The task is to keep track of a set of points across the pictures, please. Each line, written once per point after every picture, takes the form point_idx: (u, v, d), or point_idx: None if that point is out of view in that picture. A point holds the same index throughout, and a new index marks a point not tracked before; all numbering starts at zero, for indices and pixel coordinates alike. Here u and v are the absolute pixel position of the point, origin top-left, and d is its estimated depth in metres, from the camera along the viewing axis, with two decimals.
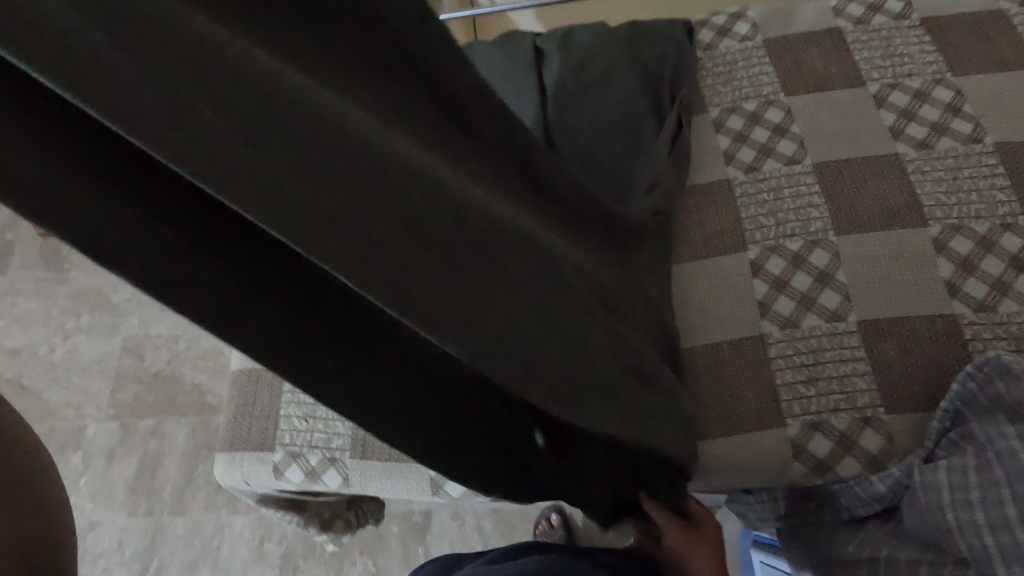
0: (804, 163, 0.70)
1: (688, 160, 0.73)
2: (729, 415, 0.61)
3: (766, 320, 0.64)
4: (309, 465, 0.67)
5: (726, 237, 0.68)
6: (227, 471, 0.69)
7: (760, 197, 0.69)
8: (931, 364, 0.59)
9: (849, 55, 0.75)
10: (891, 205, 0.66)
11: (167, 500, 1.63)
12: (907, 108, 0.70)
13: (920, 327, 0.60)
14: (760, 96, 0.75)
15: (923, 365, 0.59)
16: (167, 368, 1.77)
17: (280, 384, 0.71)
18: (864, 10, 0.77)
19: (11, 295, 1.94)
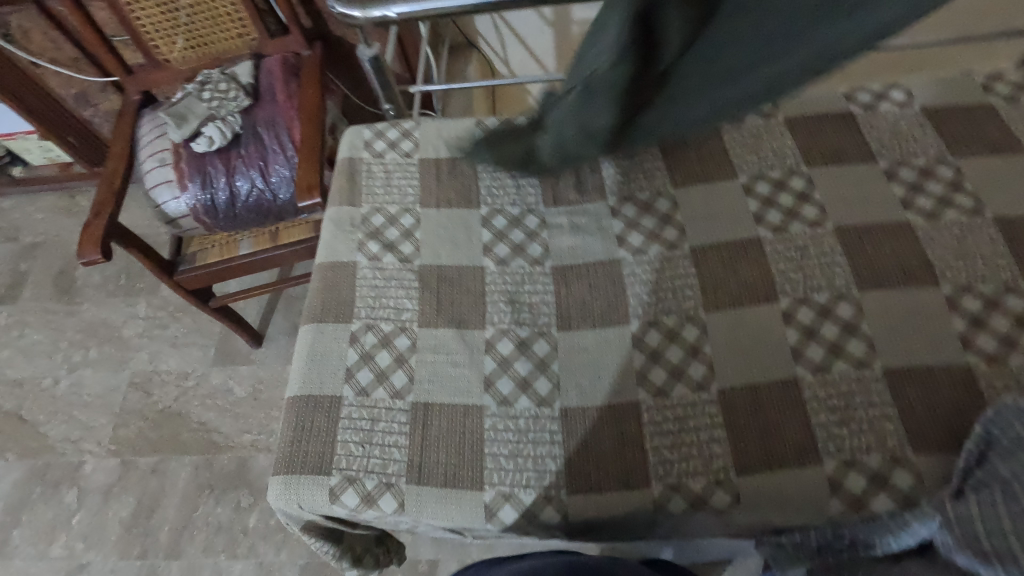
0: (827, 226, 0.78)
1: (721, 219, 0.81)
2: (769, 451, 0.65)
3: (800, 365, 0.69)
4: (366, 489, 0.69)
5: (760, 288, 0.75)
6: (281, 493, 0.71)
7: (788, 254, 0.77)
8: (950, 406, 0.65)
9: (861, 136, 0.84)
10: (906, 266, 0.73)
11: (163, 543, 1.57)
12: (914, 183, 0.79)
13: (938, 372, 0.67)
14: (785, 166, 0.83)
15: (944, 406, 0.65)
16: (174, 406, 1.75)
17: (338, 410, 0.74)
18: (872, 97, 0.88)
19: (19, 327, 1.94)
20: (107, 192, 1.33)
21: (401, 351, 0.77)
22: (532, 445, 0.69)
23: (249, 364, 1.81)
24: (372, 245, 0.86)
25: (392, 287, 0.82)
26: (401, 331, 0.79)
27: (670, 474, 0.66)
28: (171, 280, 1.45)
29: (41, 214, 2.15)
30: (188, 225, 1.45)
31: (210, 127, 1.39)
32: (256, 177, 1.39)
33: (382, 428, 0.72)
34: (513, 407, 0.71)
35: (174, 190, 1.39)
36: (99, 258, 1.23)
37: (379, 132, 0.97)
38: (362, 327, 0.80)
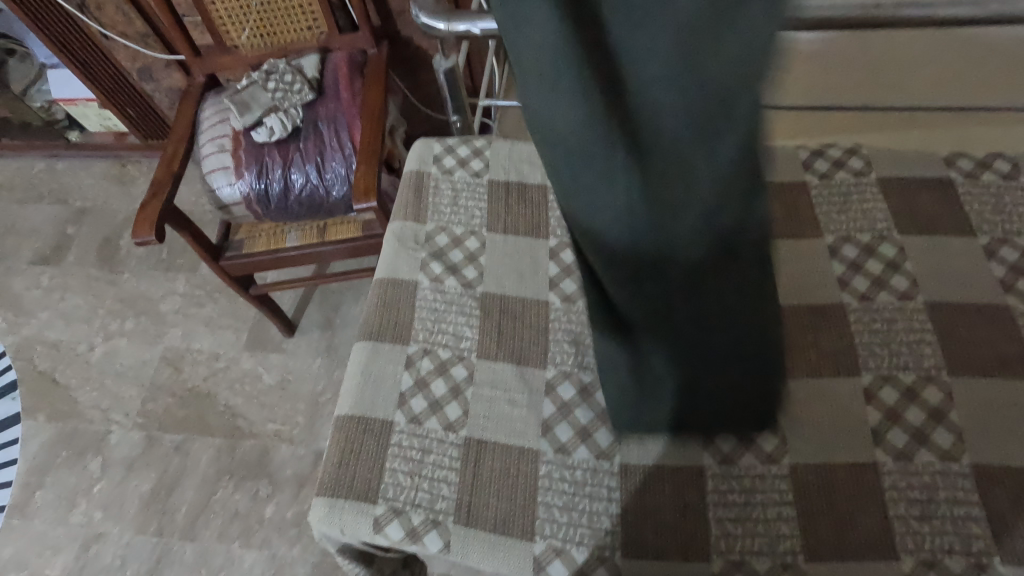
0: (917, 300, 0.74)
1: (802, 278, 0.77)
2: (841, 539, 0.61)
3: (880, 449, 0.65)
4: (411, 524, 0.67)
5: (842, 360, 0.71)
6: (324, 516, 0.69)
7: (873, 325, 0.73)
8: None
9: (960, 206, 0.80)
10: (1003, 354, 0.69)
11: (179, 523, 1.58)
12: (1016, 264, 0.75)
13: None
14: (874, 230, 0.79)
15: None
16: (202, 386, 1.76)
17: (388, 435, 0.72)
18: (974, 165, 0.83)
19: (60, 290, 1.97)
20: (165, 173, 1.33)
21: (457, 382, 0.75)
22: (587, 500, 0.66)
23: (279, 353, 1.81)
24: (434, 266, 0.85)
25: (452, 312, 0.80)
26: (459, 360, 0.77)
27: (733, 550, 0.62)
28: (216, 265, 1.46)
29: (92, 180, 2.18)
30: (239, 212, 1.45)
31: (272, 118, 1.38)
32: (311, 172, 1.38)
33: (432, 460, 0.70)
34: (570, 456, 0.69)
35: (230, 177, 1.39)
36: (152, 240, 1.23)
37: (450, 148, 0.96)
38: (418, 351, 0.78)
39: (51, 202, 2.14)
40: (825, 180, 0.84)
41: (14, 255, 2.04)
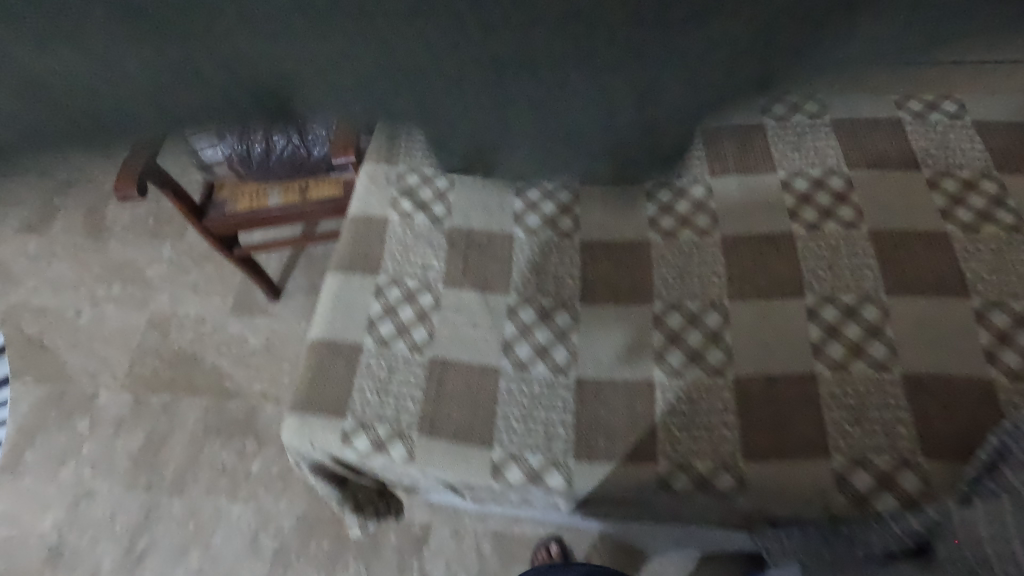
0: (862, 228, 0.77)
1: (755, 210, 0.80)
2: (778, 443, 0.66)
3: (820, 362, 0.69)
4: (378, 436, 0.71)
5: (788, 283, 0.75)
6: (295, 431, 0.73)
7: (819, 252, 0.76)
8: (961, 416, 0.65)
9: (908, 143, 0.83)
10: (939, 276, 0.73)
11: (167, 479, 1.61)
12: (957, 195, 0.78)
13: (953, 383, 0.66)
14: (825, 165, 0.83)
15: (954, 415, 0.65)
16: (189, 349, 1.79)
17: (357, 357, 0.76)
18: (923, 105, 0.86)
19: (48, 257, 1.99)
20: None
21: (423, 308, 0.78)
22: (544, 411, 0.70)
23: (265, 316, 1.83)
24: (404, 202, 0.88)
25: (421, 245, 0.84)
26: (426, 288, 0.80)
27: (678, 452, 0.66)
28: (200, 224, 1.48)
29: None
30: (222, 172, 1.46)
31: None
32: None
33: (399, 379, 0.74)
34: (529, 372, 0.72)
35: (212, 135, 1.41)
36: (134, 194, 1.25)
37: None
38: (387, 281, 0.81)
39: None
40: (781, 120, 0.88)
41: (0, 224, 2.05)
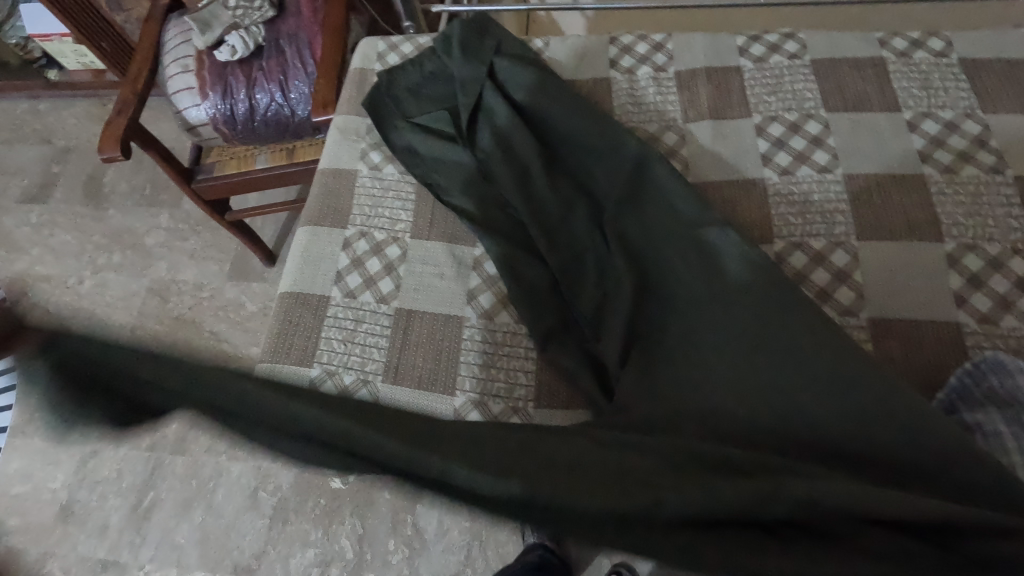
0: (836, 173, 0.75)
1: (727, 156, 0.79)
2: None
3: None
4: (343, 384, 0.71)
5: (756, 229, 0.73)
6: (264, 380, 0.73)
7: (790, 198, 0.74)
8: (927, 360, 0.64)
9: (889, 84, 0.80)
10: (912, 218, 0.71)
11: (170, 439, 1.62)
12: (936, 136, 0.76)
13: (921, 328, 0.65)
14: (802, 109, 0.80)
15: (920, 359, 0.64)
16: (188, 314, 1.81)
17: (325, 308, 0.76)
18: (907, 45, 0.83)
19: (49, 226, 2.00)
20: (130, 92, 1.34)
21: (391, 260, 0.78)
22: (507, 358, 0.71)
23: (261, 282, 1.85)
24: (374, 155, 0.87)
25: (389, 197, 0.83)
26: (394, 240, 0.80)
27: None
28: (188, 188, 1.48)
29: (75, 119, 2.19)
30: (208, 134, 1.45)
31: (233, 36, 1.38)
32: (275, 91, 1.38)
33: (365, 328, 0.74)
34: (493, 321, 0.73)
35: (196, 98, 1.40)
36: (118, 155, 1.25)
37: (394, 45, 0.97)
38: (356, 233, 0.81)
39: (36, 143, 2.16)
40: (760, 64, 0.85)
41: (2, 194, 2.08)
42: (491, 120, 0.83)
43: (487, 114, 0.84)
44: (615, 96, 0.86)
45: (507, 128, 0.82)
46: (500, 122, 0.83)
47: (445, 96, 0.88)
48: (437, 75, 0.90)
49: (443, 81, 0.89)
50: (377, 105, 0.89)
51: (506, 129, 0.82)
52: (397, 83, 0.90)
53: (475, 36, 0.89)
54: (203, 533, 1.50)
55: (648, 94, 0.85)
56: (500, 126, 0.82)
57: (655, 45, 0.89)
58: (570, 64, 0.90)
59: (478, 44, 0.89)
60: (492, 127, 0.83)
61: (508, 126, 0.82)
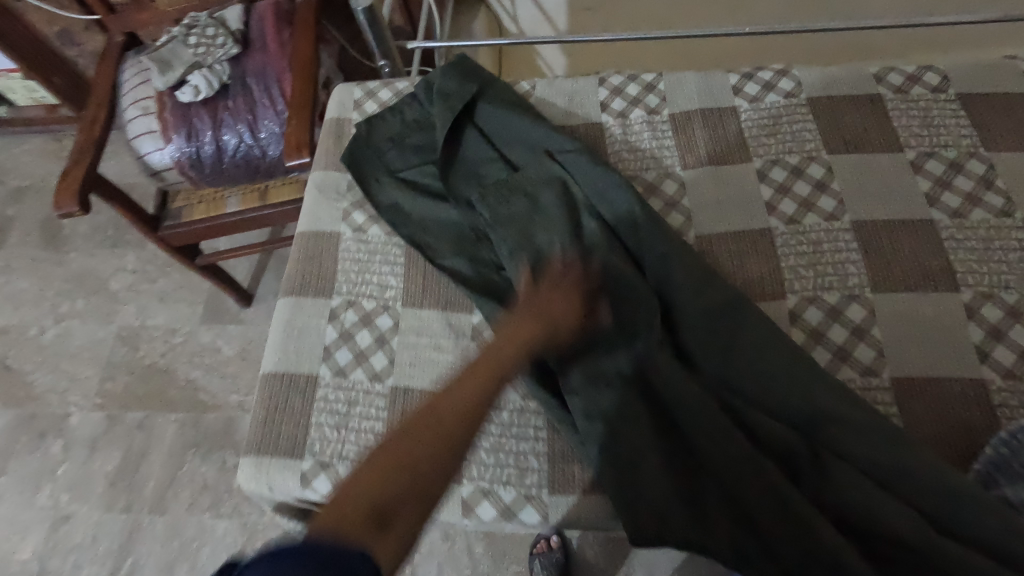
0: (843, 220, 0.72)
1: (731, 205, 0.75)
2: None
3: None
4: (339, 476, 0.66)
5: (766, 284, 0.70)
6: (251, 476, 0.68)
7: (799, 248, 0.72)
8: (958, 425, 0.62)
9: (889, 122, 0.78)
10: (926, 267, 0.69)
11: (148, 498, 1.49)
12: (942, 176, 0.73)
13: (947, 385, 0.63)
14: (804, 152, 0.77)
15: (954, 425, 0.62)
16: (161, 362, 1.64)
17: (314, 391, 0.71)
18: (903, 80, 0.81)
19: (4, 273, 1.81)
20: (86, 139, 1.25)
21: (382, 332, 0.73)
22: (515, 441, 0.66)
23: (238, 323, 1.69)
24: (357, 216, 0.81)
25: (376, 262, 0.78)
26: (384, 310, 0.74)
27: None
28: (155, 236, 1.39)
29: (29, 158, 1.98)
30: (173, 178, 1.38)
31: (196, 75, 1.31)
32: (244, 132, 1.32)
33: (359, 412, 0.69)
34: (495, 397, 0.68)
35: (159, 141, 1.32)
36: (76, 210, 1.16)
37: (371, 92, 0.91)
38: (342, 304, 0.75)
39: None
40: (756, 103, 0.82)
41: None
42: (481, 170, 0.79)
43: (476, 161, 0.80)
44: (608, 142, 0.82)
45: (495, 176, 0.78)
46: (489, 169, 0.79)
47: (427, 145, 0.82)
48: (417, 123, 0.84)
49: (422, 130, 0.83)
50: (357, 159, 0.83)
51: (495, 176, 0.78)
52: (378, 133, 0.85)
53: (459, 78, 0.83)
54: None
55: (643, 140, 0.81)
56: (490, 175, 0.79)
57: (645, 85, 0.85)
58: (559, 107, 0.86)
59: (462, 91, 0.83)
60: (481, 173, 0.79)
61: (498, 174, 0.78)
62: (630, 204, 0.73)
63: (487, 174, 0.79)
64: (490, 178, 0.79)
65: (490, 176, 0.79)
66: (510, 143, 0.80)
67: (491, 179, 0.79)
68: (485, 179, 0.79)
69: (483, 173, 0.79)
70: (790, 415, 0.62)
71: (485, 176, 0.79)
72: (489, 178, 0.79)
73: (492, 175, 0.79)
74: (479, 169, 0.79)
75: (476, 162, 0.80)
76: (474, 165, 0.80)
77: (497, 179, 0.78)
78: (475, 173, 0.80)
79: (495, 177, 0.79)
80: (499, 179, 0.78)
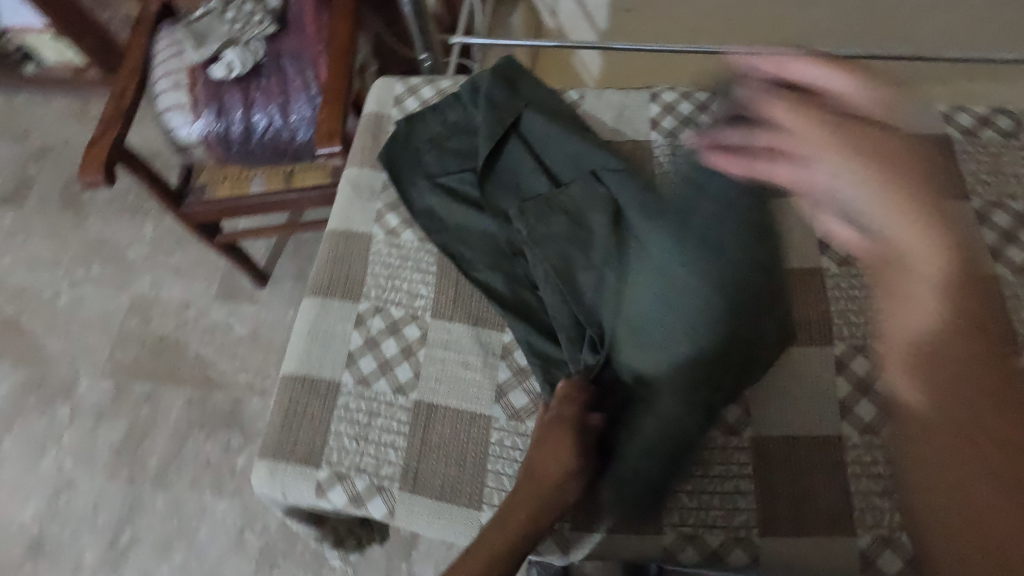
0: None
1: (783, 240, 0.72)
2: (799, 512, 0.60)
3: (847, 422, 0.63)
4: (355, 489, 0.64)
5: (814, 328, 0.67)
6: (266, 480, 0.66)
7: (851, 293, 0.68)
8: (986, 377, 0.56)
9: (955, 166, 0.74)
10: (985, 325, 0.66)
11: (150, 471, 1.47)
12: (1008, 230, 0.70)
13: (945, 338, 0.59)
14: None
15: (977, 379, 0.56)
16: (172, 336, 1.61)
17: (334, 398, 0.69)
18: (974, 122, 0.77)
19: (21, 233, 1.76)
20: (115, 110, 1.23)
21: (409, 342, 0.71)
22: None
23: (252, 304, 1.65)
24: (390, 218, 0.79)
25: (408, 268, 0.75)
26: (413, 319, 0.72)
27: (687, 523, 0.60)
28: (177, 211, 1.37)
29: (53, 117, 1.93)
30: (199, 155, 1.36)
31: (230, 52, 1.28)
32: (275, 113, 1.29)
33: (380, 425, 0.67)
34: (523, 422, 0.66)
35: (187, 116, 1.30)
36: (101, 181, 1.15)
37: (413, 88, 0.88)
38: (370, 309, 0.73)
39: (8, 140, 1.90)
40: None
41: None
42: (522, 179, 0.77)
43: (517, 168, 0.77)
44: (657, 163, 0.79)
45: (537, 186, 0.76)
46: (530, 177, 0.76)
47: (466, 150, 0.79)
48: (456, 127, 0.81)
49: (462, 133, 0.81)
50: (394, 159, 0.80)
51: (537, 188, 0.76)
52: (417, 132, 0.81)
53: (500, 82, 0.81)
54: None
55: (694, 163, 0.78)
56: (530, 184, 0.76)
57: (700, 104, 0.82)
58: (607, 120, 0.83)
59: (509, 96, 0.80)
60: (521, 182, 0.77)
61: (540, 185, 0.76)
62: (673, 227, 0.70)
63: (527, 184, 0.76)
64: (531, 189, 0.76)
65: (531, 186, 0.76)
66: (552, 151, 0.77)
67: (531, 190, 0.76)
68: (525, 188, 0.76)
69: (523, 181, 0.76)
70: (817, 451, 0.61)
71: (526, 185, 0.76)
72: (529, 189, 0.76)
73: (533, 185, 0.76)
74: (521, 178, 0.77)
75: (516, 169, 0.77)
76: (514, 173, 0.77)
77: (537, 190, 0.75)
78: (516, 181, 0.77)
79: (536, 186, 0.76)
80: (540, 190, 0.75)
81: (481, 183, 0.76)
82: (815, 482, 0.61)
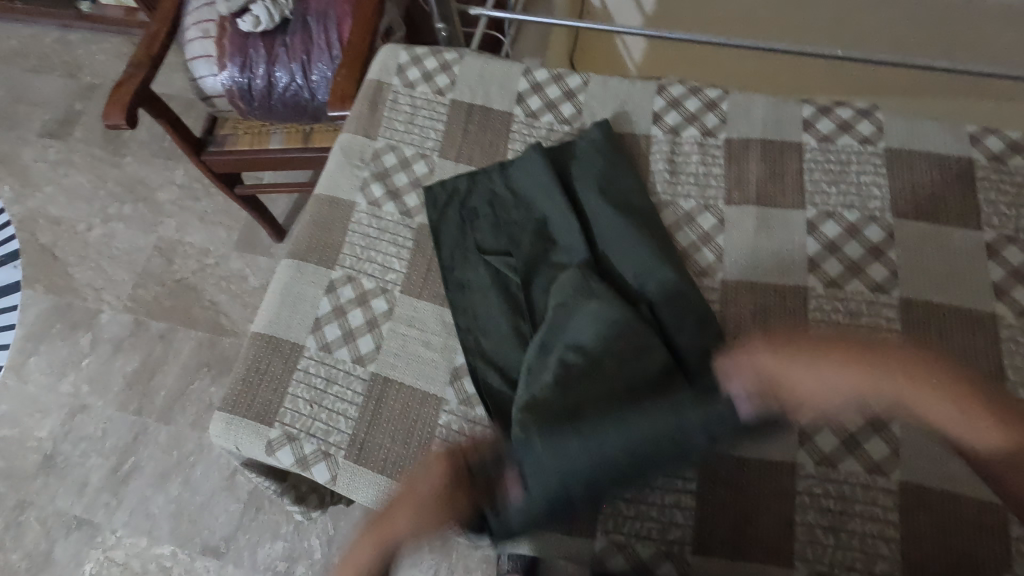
0: (891, 294, 0.65)
1: (771, 253, 0.68)
2: (737, 537, 0.58)
3: (804, 451, 0.60)
4: (302, 452, 0.65)
5: None
6: (222, 432, 0.68)
7: (833, 316, 0.65)
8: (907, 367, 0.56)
9: (973, 194, 0.69)
10: (974, 367, 0.61)
11: (158, 405, 1.53)
12: (1020, 268, 0.65)
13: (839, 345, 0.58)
14: (865, 210, 0.69)
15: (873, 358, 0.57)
16: (190, 279, 1.67)
17: (296, 360, 0.69)
18: (1004, 147, 0.71)
19: (63, 166, 1.83)
20: (145, 54, 1.25)
21: (375, 315, 0.71)
22: None
23: (267, 257, 1.68)
24: (374, 188, 0.78)
25: (385, 240, 0.75)
26: (381, 292, 0.72)
27: (620, 530, 0.59)
28: (198, 159, 1.39)
29: (103, 56, 1.98)
30: (223, 106, 1.38)
31: (258, 5, 1.28)
32: (296, 71, 1.29)
33: (334, 392, 0.68)
34: (473, 409, 0.66)
35: (213, 66, 1.31)
36: (123, 125, 1.18)
37: (417, 58, 0.86)
38: (342, 277, 0.73)
39: (60, 74, 1.95)
40: (826, 144, 0.73)
41: (13, 120, 1.90)
42: (506, 167, 0.75)
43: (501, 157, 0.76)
44: (650, 159, 0.76)
45: (520, 176, 0.74)
46: (512, 166, 0.75)
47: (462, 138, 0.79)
48: (510, 193, 0.74)
49: (518, 199, 0.73)
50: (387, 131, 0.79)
51: (519, 178, 0.74)
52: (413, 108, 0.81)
53: (576, 162, 0.74)
54: (177, 507, 1.44)
55: (690, 164, 0.74)
56: (513, 173, 0.75)
57: (708, 101, 0.78)
58: (608, 109, 0.80)
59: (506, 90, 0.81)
60: (505, 170, 0.75)
61: (521, 174, 0.74)
62: (650, 235, 0.69)
63: (509, 173, 0.75)
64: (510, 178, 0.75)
65: (515, 174, 0.75)
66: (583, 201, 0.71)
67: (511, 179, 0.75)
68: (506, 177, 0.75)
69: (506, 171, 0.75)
70: (767, 482, 0.59)
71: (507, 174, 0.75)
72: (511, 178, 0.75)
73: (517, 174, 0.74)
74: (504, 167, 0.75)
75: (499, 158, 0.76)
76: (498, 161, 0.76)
77: (518, 179, 0.74)
78: (500, 168, 0.75)
79: (517, 176, 0.74)
80: (520, 181, 0.74)
81: (526, 272, 0.69)
82: (758, 511, 0.59)
